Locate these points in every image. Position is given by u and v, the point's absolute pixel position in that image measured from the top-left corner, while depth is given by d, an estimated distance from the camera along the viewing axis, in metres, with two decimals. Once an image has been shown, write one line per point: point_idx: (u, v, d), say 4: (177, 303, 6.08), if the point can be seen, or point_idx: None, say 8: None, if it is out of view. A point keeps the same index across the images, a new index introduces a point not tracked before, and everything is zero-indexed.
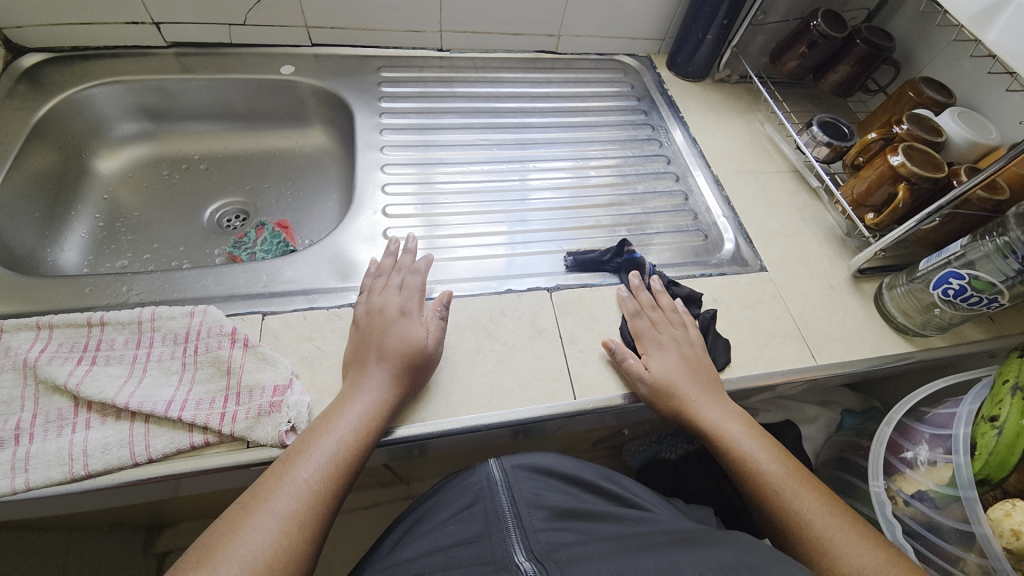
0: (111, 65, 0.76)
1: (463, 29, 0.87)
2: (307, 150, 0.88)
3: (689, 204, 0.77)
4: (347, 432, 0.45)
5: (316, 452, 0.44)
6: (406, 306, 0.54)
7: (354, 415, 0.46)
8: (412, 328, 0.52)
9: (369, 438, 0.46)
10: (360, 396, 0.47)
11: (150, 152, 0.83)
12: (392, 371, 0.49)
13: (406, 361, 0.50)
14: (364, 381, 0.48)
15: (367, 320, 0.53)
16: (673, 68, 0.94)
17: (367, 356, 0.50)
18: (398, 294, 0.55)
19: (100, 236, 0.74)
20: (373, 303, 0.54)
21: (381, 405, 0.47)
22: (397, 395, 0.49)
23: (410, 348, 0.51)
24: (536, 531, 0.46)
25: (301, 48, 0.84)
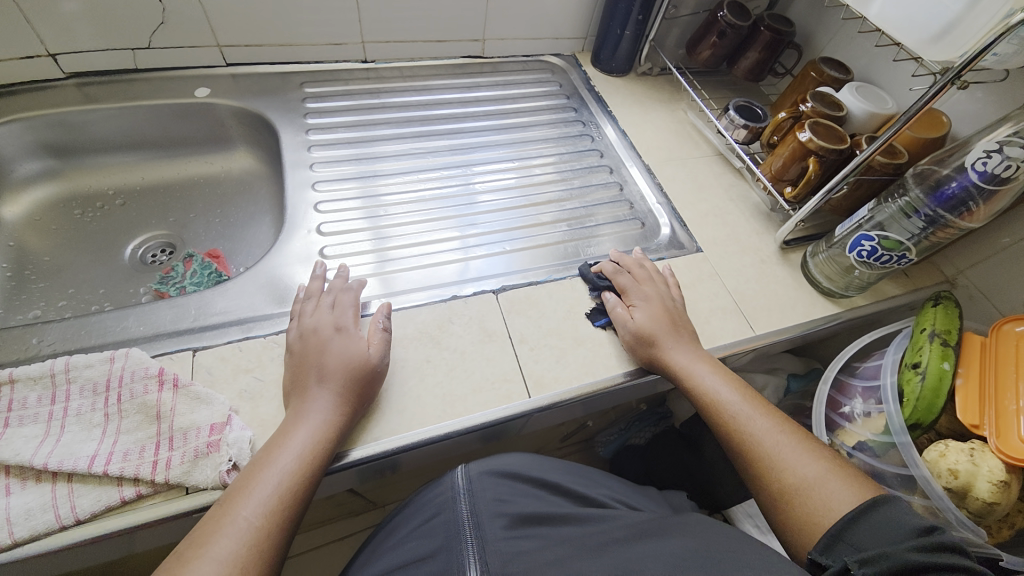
0: (4, 103, 0.70)
1: (386, 38, 0.86)
2: (234, 174, 0.85)
3: (625, 194, 0.79)
4: (292, 462, 0.43)
5: (257, 488, 0.42)
6: (342, 322, 0.53)
7: (298, 444, 0.44)
8: (351, 342, 0.51)
9: (315, 465, 0.44)
10: (305, 421, 0.46)
11: (59, 191, 0.77)
12: (337, 391, 0.48)
13: (349, 378, 0.49)
14: (309, 408, 0.47)
15: (302, 340, 0.52)
16: (599, 65, 0.97)
17: (308, 380, 0.48)
18: (332, 312, 0.54)
19: (7, 287, 0.68)
20: (306, 323, 0.53)
21: (328, 427, 0.46)
22: (344, 414, 0.47)
23: (352, 364, 0.50)
24: (494, 539, 0.46)
25: (215, 70, 0.81)
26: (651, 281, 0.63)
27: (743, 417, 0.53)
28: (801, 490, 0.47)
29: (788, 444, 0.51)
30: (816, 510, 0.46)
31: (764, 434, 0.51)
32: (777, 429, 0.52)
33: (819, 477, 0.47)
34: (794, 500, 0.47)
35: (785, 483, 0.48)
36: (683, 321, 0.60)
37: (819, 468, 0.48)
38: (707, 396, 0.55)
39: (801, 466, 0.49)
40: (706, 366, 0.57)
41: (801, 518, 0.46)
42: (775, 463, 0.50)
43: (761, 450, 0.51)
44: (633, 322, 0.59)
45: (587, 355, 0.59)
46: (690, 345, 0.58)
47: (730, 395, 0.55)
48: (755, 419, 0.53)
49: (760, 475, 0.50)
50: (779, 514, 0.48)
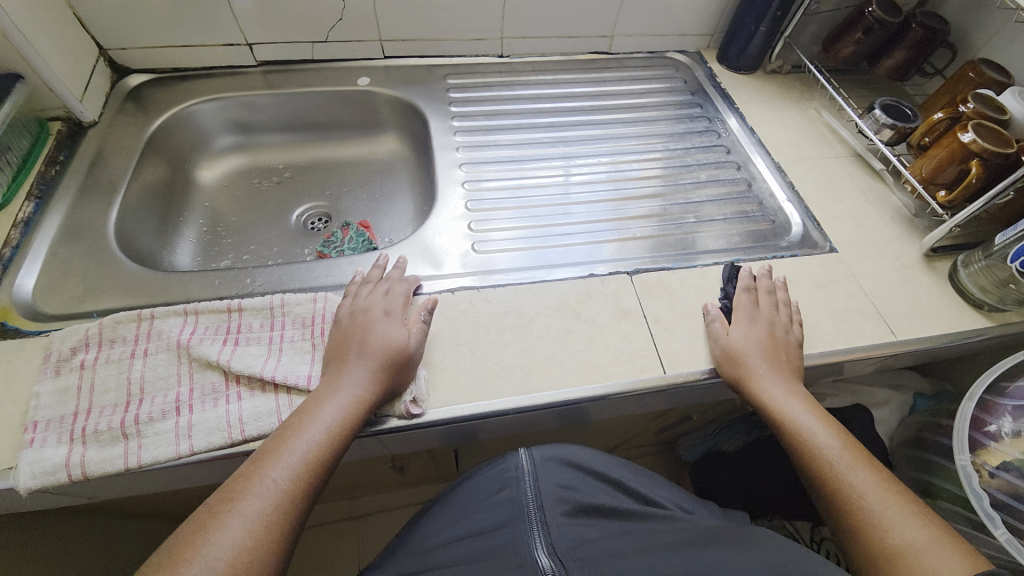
0: (209, 85, 0.85)
1: (523, 34, 0.91)
2: (380, 156, 0.94)
3: (753, 190, 0.79)
4: (319, 432, 0.46)
5: (286, 452, 0.44)
6: (389, 306, 0.55)
7: (329, 415, 0.47)
8: (392, 326, 0.53)
9: (342, 440, 0.46)
10: (333, 396, 0.48)
11: (241, 162, 0.90)
12: (370, 370, 0.50)
13: (382, 360, 0.51)
14: (341, 384, 0.49)
15: (347, 315, 0.55)
16: (725, 61, 0.97)
17: (348, 353, 0.51)
18: (384, 296, 0.56)
19: (205, 240, 0.82)
20: (358, 302, 0.56)
21: (358, 402, 0.48)
22: (376, 392, 0.49)
23: (388, 347, 0.51)
24: (558, 524, 0.51)
25: (373, 61, 0.90)
26: (772, 309, 0.60)
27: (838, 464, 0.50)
28: (895, 554, 0.44)
29: (892, 506, 0.47)
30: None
31: (865, 488, 0.48)
32: (881, 487, 0.48)
33: (924, 546, 0.44)
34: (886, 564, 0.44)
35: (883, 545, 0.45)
36: (788, 359, 0.57)
37: (925, 535, 0.44)
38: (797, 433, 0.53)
39: (898, 529, 0.45)
40: (793, 401, 0.54)
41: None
42: (876, 525, 0.46)
43: (859, 509, 0.47)
44: (732, 343, 0.57)
45: (720, 341, 0.60)
46: (782, 380, 0.56)
47: (823, 435, 0.52)
48: (853, 472, 0.49)
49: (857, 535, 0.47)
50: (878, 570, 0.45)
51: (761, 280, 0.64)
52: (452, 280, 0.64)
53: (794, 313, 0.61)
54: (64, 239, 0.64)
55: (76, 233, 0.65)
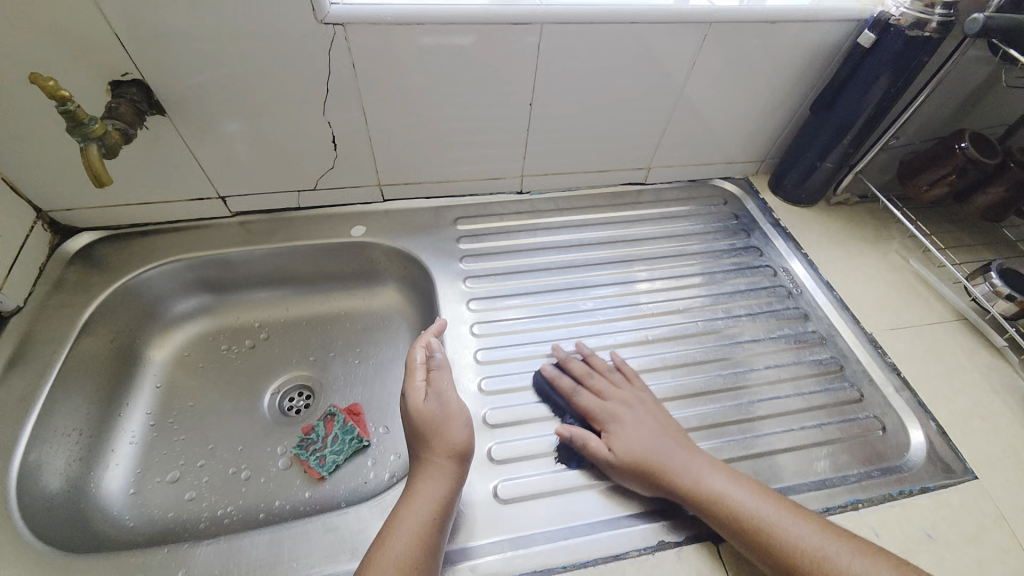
0: (173, 243, 0.71)
1: (546, 171, 0.78)
2: (375, 311, 0.79)
3: (848, 375, 0.62)
4: (409, 541, 0.43)
5: (383, 572, 0.41)
6: (446, 412, 0.51)
7: (410, 526, 0.44)
8: (455, 433, 0.50)
9: (433, 538, 0.44)
10: (413, 501, 0.46)
11: (208, 328, 0.75)
12: (441, 453, 0.49)
13: (449, 435, 0.50)
14: (421, 489, 0.47)
15: (404, 416, 0.52)
16: (781, 191, 0.83)
17: (415, 439, 0.51)
18: (438, 402, 0.52)
19: (151, 439, 0.65)
20: (409, 409, 0.51)
21: (440, 498, 0.47)
22: (454, 481, 0.48)
23: (450, 419, 0.51)
24: None
25: (372, 205, 0.77)
26: (627, 378, 0.58)
27: (757, 516, 0.45)
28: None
29: (827, 536, 0.44)
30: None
31: (796, 526, 0.44)
32: (802, 521, 0.45)
33: (865, 569, 0.41)
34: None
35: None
36: (689, 423, 0.54)
37: (860, 559, 0.42)
38: (716, 495, 0.47)
39: (842, 559, 0.42)
40: (713, 470, 0.49)
41: None
42: (818, 563, 0.42)
43: (797, 550, 0.43)
44: (616, 447, 0.51)
45: None
46: (707, 457, 0.50)
47: (725, 482, 0.48)
48: (775, 508, 0.46)
49: (785, 570, 0.43)
50: None
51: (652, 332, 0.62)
52: (471, 563, 0.46)
53: (676, 365, 0.59)
54: None
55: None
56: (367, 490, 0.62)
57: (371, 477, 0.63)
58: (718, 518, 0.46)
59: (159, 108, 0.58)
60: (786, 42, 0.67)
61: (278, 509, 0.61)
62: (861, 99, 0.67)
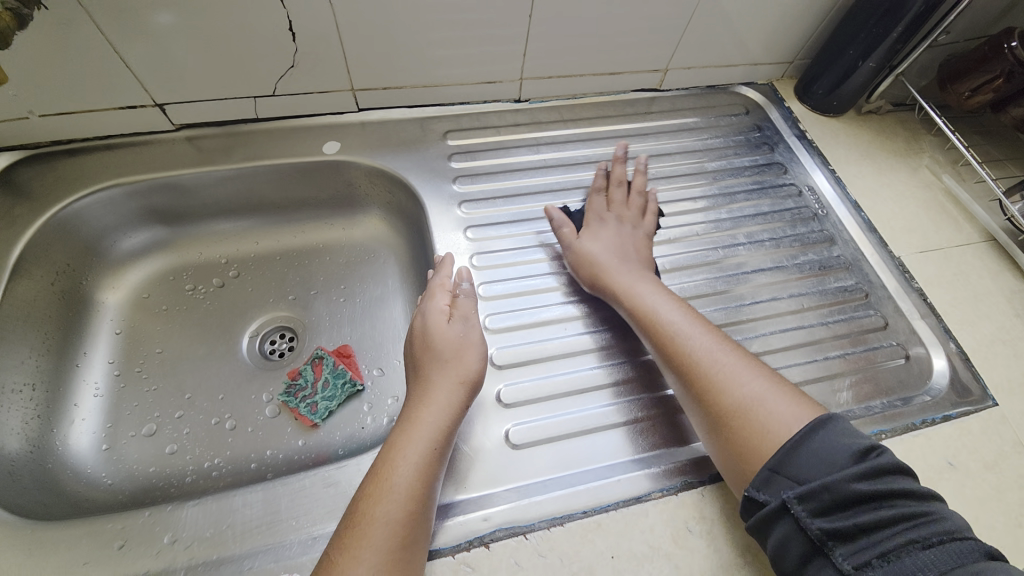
0: (106, 164, 0.59)
1: (549, 73, 0.67)
2: (358, 242, 0.70)
3: (873, 302, 0.59)
4: (420, 452, 0.41)
5: (394, 481, 0.39)
6: (468, 337, 0.48)
7: (411, 458, 0.40)
8: (469, 359, 0.47)
9: (435, 467, 0.41)
10: (416, 426, 0.42)
11: (166, 265, 0.66)
12: (449, 369, 0.46)
13: (453, 353, 0.47)
14: (422, 416, 0.43)
15: (424, 341, 0.48)
16: (810, 100, 0.74)
17: (419, 360, 0.48)
18: (463, 328, 0.48)
19: (118, 390, 0.58)
20: (435, 336, 0.48)
21: (451, 409, 0.44)
22: (463, 396, 0.45)
23: (455, 339, 0.48)
24: None
25: (345, 116, 0.65)
26: (621, 204, 0.61)
27: (680, 331, 0.48)
28: (744, 407, 0.42)
29: (734, 361, 0.45)
30: (752, 432, 0.41)
31: (701, 348, 0.46)
32: (716, 346, 0.47)
33: (763, 393, 0.42)
34: (731, 424, 0.42)
35: (722, 402, 0.43)
36: (637, 250, 0.57)
37: (761, 385, 0.43)
38: (648, 314, 0.50)
39: (749, 388, 0.43)
40: (649, 286, 0.53)
41: (743, 440, 0.41)
42: (714, 388, 0.44)
43: (691, 362, 0.46)
44: (586, 249, 0.56)
45: None
46: (654, 283, 0.53)
47: (666, 305, 0.51)
48: (694, 329, 0.48)
49: (698, 394, 0.45)
50: (726, 437, 0.42)
51: (615, 169, 0.63)
52: (485, 512, 0.43)
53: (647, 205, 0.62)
54: None
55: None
56: (365, 436, 0.59)
57: (369, 422, 0.60)
58: (646, 330, 0.50)
59: None
60: None
61: (270, 458, 0.57)
62: None
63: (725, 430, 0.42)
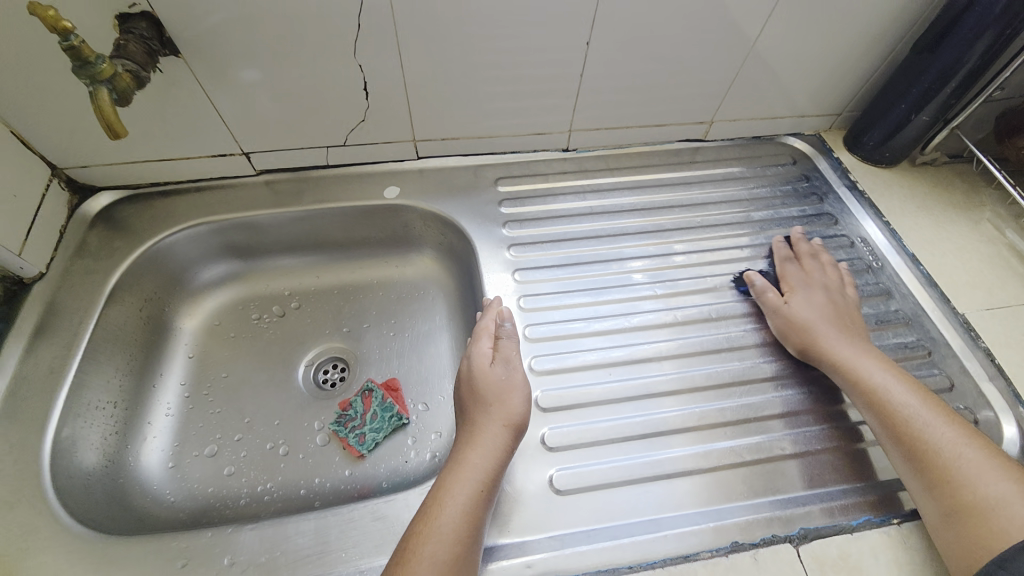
0: (195, 205, 0.66)
1: (597, 125, 0.70)
2: (410, 279, 0.74)
3: (936, 361, 0.57)
4: (466, 495, 0.42)
5: (440, 523, 0.40)
6: (512, 379, 0.49)
7: (458, 499, 0.41)
8: (514, 402, 0.48)
9: (480, 509, 0.42)
10: (463, 468, 0.44)
11: (236, 295, 0.71)
12: (493, 413, 0.47)
13: (495, 397, 0.48)
14: (469, 458, 0.44)
15: (470, 382, 0.50)
16: (859, 151, 0.74)
17: (466, 403, 0.49)
18: (506, 371, 0.50)
19: (186, 411, 0.63)
20: (479, 378, 0.49)
21: (497, 454, 0.45)
22: (506, 439, 0.46)
23: (499, 383, 0.49)
24: None
25: (405, 164, 0.71)
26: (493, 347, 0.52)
27: (888, 396, 0.48)
28: (982, 496, 0.40)
29: (938, 424, 0.45)
30: (986, 531, 0.39)
31: (919, 411, 0.46)
32: (925, 406, 0.46)
33: (980, 470, 0.41)
34: (965, 517, 0.40)
35: (956, 479, 0.42)
36: (853, 321, 0.56)
37: (956, 439, 0.44)
38: (865, 383, 0.50)
39: (986, 483, 0.41)
40: (879, 367, 0.50)
41: (981, 526, 0.39)
42: (938, 458, 0.43)
43: (915, 431, 0.45)
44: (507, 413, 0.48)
45: None
46: (871, 352, 0.52)
47: (877, 371, 0.50)
48: (910, 395, 0.47)
49: (919, 466, 0.44)
50: (959, 520, 0.40)
51: (800, 245, 0.64)
52: (527, 559, 0.43)
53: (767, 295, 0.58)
54: None
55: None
56: (408, 470, 0.60)
57: (412, 456, 0.61)
58: (868, 405, 0.49)
59: (173, 50, 0.52)
60: None
61: (319, 486, 0.59)
62: (973, 41, 0.57)
63: (951, 502, 0.41)
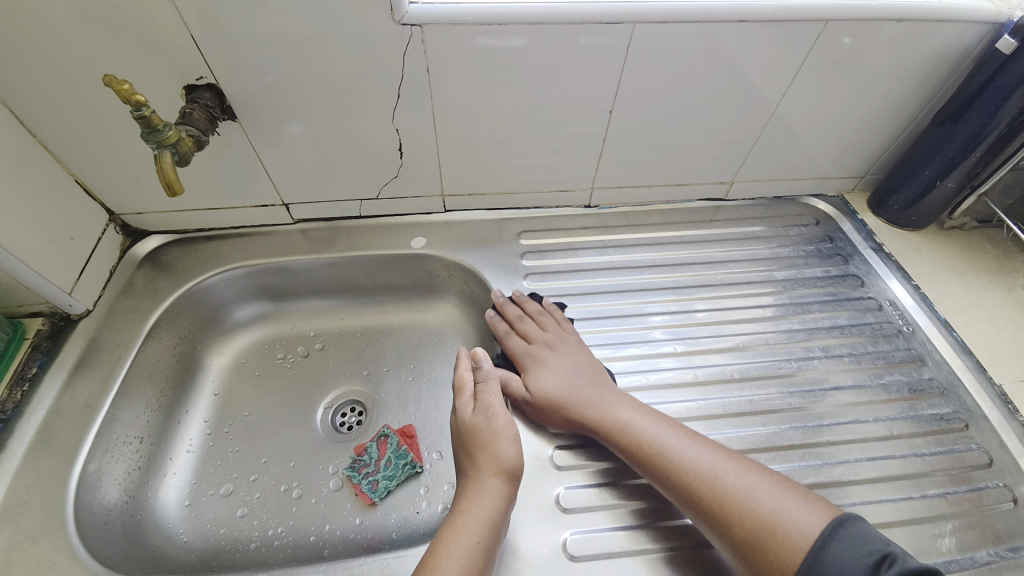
0: (236, 249, 0.70)
1: (618, 184, 0.73)
2: (430, 325, 0.76)
3: (976, 435, 0.54)
4: (464, 553, 0.41)
5: None
6: (495, 425, 0.47)
7: (457, 553, 0.41)
8: (501, 448, 0.46)
9: (481, 563, 0.41)
10: (460, 525, 0.43)
11: (264, 335, 0.74)
12: (487, 465, 0.46)
13: (485, 448, 0.47)
14: (468, 514, 0.44)
15: (459, 434, 0.49)
16: (884, 213, 0.74)
17: (463, 457, 0.48)
18: (488, 418, 0.48)
19: (207, 448, 0.64)
20: (468, 430, 0.48)
21: (496, 506, 0.44)
22: (502, 490, 0.45)
23: (485, 431, 0.47)
24: None
25: (433, 216, 0.74)
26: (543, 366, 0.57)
27: (653, 436, 0.49)
28: (763, 530, 0.42)
29: (699, 458, 0.47)
30: (769, 542, 0.41)
31: (678, 446, 0.48)
32: (692, 441, 0.48)
33: (750, 484, 0.44)
34: (726, 514, 0.44)
35: (745, 520, 0.43)
36: (592, 373, 0.55)
37: (743, 478, 0.45)
38: (628, 428, 0.50)
39: (768, 497, 0.43)
40: (626, 404, 0.52)
41: (778, 552, 0.41)
42: (708, 474, 0.46)
43: (688, 474, 0.46)
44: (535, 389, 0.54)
45: None
46: (613, 389, 0.54)
47: (640, 416, 0.51)
48: (661, 429, 0.49)
49: (668, 486, 0.47)
50: (761, 555, 0.41)
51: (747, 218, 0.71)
52: None
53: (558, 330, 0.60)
54: (17, 504, 0.49)
55: (14, 509, 0.49)
56: (419, 521, 0.59)
57: (424, 507, 0.60)
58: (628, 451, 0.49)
59: (231, 114, 0.57)
60: (913, 44, 0.59)
61: (329, 534, 0.58)
62: (998, 112, 0.58)
63: (733, 534, 0.43)
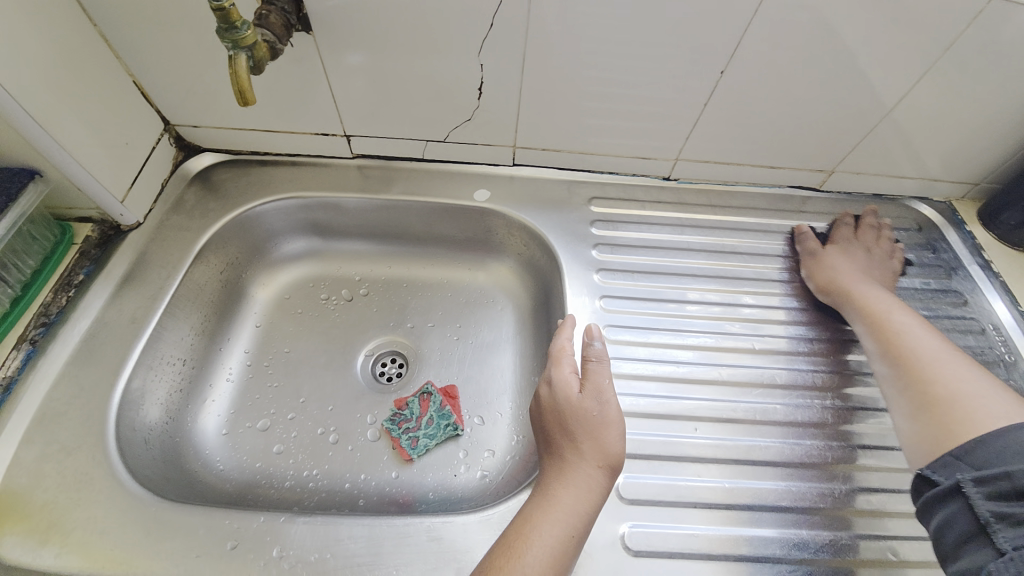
0: (290, 178, 0.66)
1: (706, 157, 0.66)
2: (481, 284, 0.72)
3: None
4: (555, 542, 0.39)
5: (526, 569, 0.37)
6: (606, 415, 0.45)
7: (547, 541, 0.39)
8: (610, 440, 0.43)
9: (572, 555, 0.39)
10: (551, 510, 0.40)
11: (310, 272, 0.71)
12: (587, 452, 0.43)
13: (590, 437, 0.44)
14: (559, 498, 0.41)
15: (563, 412, 0.45)
16: (998, 228, 0.66)
17: (556, 437, 0.45)
18: (599, 406, 0.45)
19: (247, 379, 0.63)
20: (571, 410, 0.45)
21: (592, 498, 0.42)
22: (600, 483, 0.42)
23: (594, 419, 0.44)
24: None
25: (500, 168, 0.69)
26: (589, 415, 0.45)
27: (926, 349, 0.49)
28: (948, 395, 0.45)
29: (939, 348, 0.49)
30: (952, 418, 0.43)
31: (920, 337, 0.50)
32: (931, 335, 0.50)
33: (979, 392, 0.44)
34: (932, 409, 0.45)
35: (937, 392, 0.45)
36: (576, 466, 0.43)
37: (985, 383, 0.45)
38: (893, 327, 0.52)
39: (969, 381, 0.45)
40: (917, 323, 0.52)
41: (946, 425, 0.43)
42: (919, 375, 0.48)
43: (911, 355, 0.49)
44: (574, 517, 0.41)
45: None
46: (899, 302, 0.55)
47: (922, 334, 0.51)
48: (928, 343, 0.50)
49: (900, 369, 0.50)
50: (927, 422, 0.45)
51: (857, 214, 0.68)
52: None
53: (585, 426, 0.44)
54: (61, 413, 0.48)
55: (56, 417, 0.48)
56: (456, 485, 0.58)
57: (461, 471, 0.58)
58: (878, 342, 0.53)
59: (306, 26, 0.51)
60: None
61: (364, 483, 0.57)
62: None
63: (932, 412, 0.45)
